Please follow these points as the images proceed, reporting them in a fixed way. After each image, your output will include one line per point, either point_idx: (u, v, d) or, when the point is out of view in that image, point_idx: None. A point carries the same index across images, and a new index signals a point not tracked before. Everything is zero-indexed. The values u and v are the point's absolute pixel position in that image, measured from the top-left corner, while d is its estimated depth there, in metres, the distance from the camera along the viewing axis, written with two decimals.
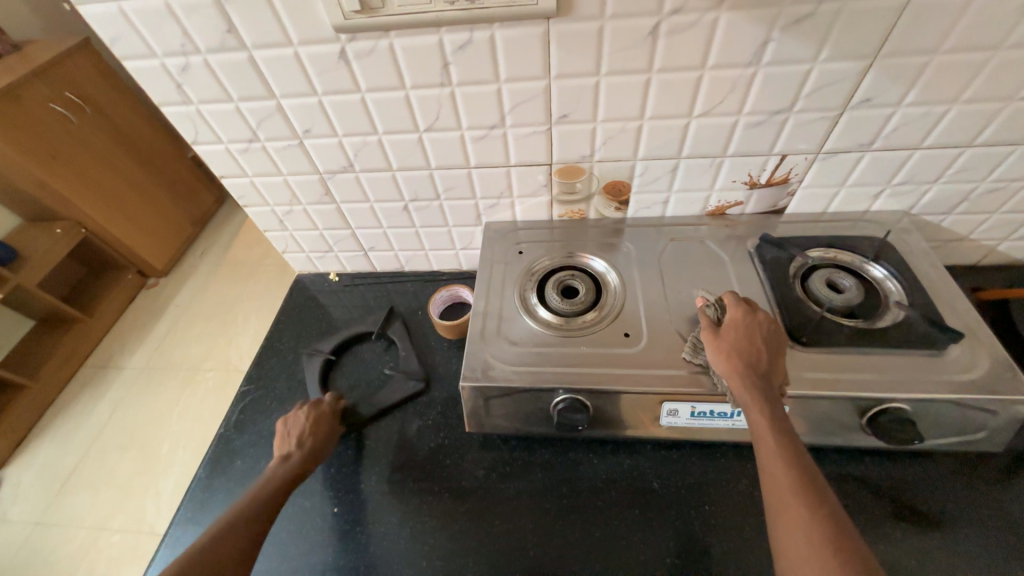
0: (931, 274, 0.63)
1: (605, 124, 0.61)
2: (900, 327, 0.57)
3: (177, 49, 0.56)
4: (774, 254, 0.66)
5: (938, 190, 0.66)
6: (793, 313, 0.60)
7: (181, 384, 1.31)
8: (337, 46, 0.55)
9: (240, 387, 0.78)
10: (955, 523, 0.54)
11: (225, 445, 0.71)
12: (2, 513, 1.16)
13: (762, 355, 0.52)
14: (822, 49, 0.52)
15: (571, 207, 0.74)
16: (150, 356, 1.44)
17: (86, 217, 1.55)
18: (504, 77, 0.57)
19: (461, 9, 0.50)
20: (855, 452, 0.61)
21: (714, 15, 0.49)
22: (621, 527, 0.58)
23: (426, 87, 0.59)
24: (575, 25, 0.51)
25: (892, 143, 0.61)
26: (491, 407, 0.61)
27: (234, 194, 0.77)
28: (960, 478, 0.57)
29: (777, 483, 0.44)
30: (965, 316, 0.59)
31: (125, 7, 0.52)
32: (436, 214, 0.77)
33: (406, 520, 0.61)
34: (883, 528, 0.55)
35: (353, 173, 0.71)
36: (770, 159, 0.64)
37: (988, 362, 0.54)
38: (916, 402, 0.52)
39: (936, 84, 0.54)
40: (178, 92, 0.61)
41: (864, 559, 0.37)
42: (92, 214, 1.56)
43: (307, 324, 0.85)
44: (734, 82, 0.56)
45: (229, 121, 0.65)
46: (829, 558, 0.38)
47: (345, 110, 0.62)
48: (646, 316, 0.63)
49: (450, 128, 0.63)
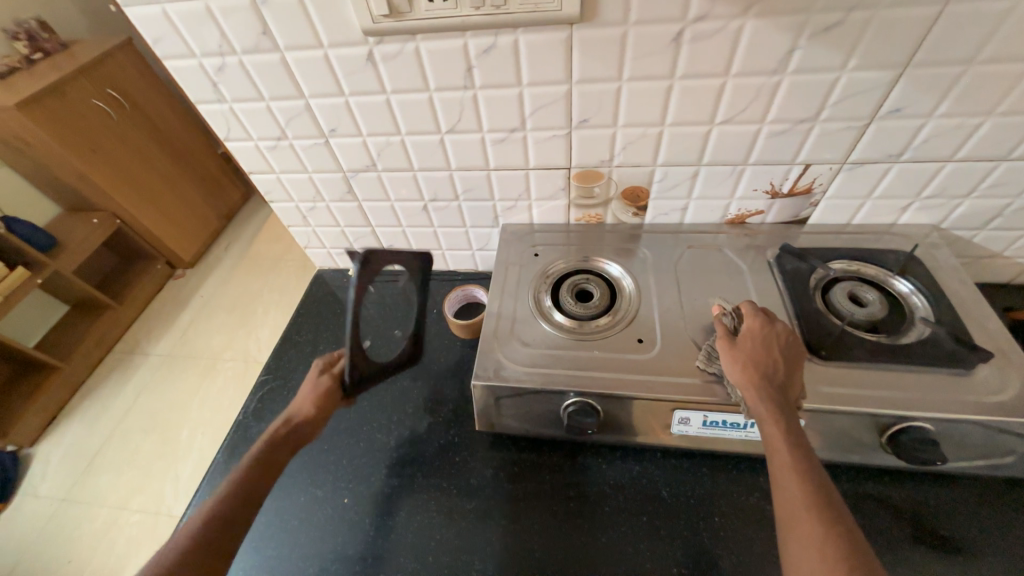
0: (960, 291, 0.61)
1: (625, 130, 0.61)
2: (925, 344, 0.56)
3: (215, 50, 0.59)
4: (795, 264, 0.65)
5: (971, 204, 0.64)
6: (812, 325, 0.59)
7: (204, 373, 1.35)
8: (365, 49, 0.56)
9: (260, 377, 0.80)
10: (978, 550, 0.52)
11: (243, 433, 0.73)
12: (34, 487, 1.22)
13: (779, 366, 0.51)
14: (850, 57, 0.51)
15: (588, 211, 0.74)
16: (175, 344, 1.49)
17: (123, 210, 1.62)
18: (526, 81, 0.57)
19: (487, 14, 0.51)
20: (873, 471, 0.59)
21: (738, 22, 0.49)
22: (628, 533, 0.58)
23: (449, 90, 0.60)
24: (598, 31, 0.52)
25: (922, 155, 0.59)
26: (502, 407, 0.61)
27: (261, 189, 0.80)
28: (985, 504, 0.55)
29: (789, 498, 0.43)
30: (995, 335, 0.57)
31: (168, 10, 0.55)
32: (454, 215, 0.78)
33: (414, 515, 0.62)
34: (901, 550, 0.53)
35: (375, 172, 0.72)
36: (793, 168, 0.63)
37: (1018, 384, 0.52)
38: (940, 422, 0.50)
39: (970, 95, 0.53)
40: (213, 91, 0.64)
41: None
42: (128, 207, 1.64)
43: (325, 318, 0.87)
44: (758, 90, 0.55)
45: (259, 119, 0.67)
46: None
47: (370, 111, 0.63)
48: (660, 323, 0.63)
49: (471, 131, 0.64)
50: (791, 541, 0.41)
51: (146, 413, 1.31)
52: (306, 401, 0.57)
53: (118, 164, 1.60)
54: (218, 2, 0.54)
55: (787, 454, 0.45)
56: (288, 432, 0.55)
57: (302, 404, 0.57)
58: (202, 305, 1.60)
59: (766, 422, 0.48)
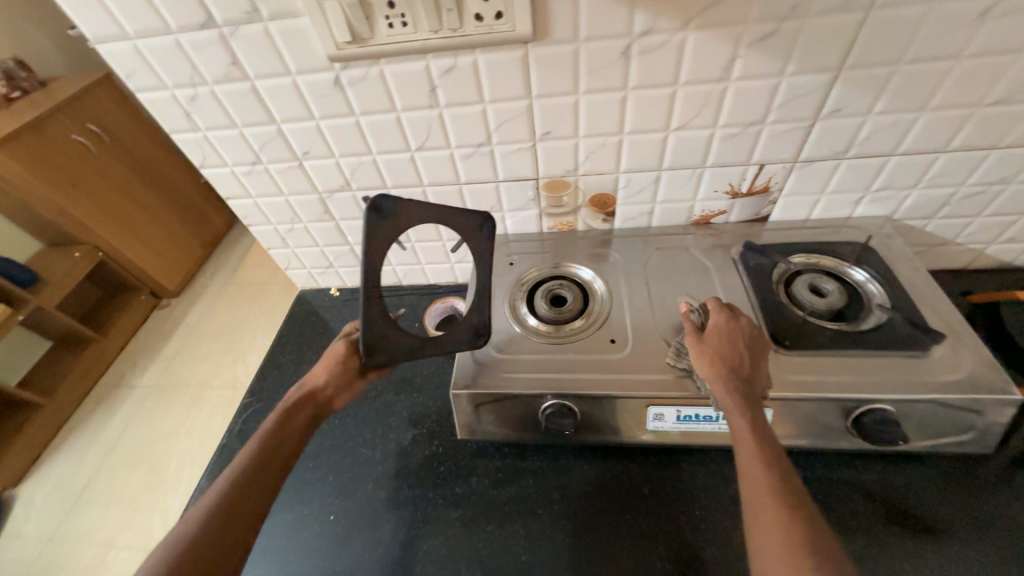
0: (913, 277, 0.64)
1: (587, 140, 0.64)
2: (883, 329, 0.58)
3: (187, 81, 0.61)
4: (757, 260, 0.68)
5: (919, 195, 0.67)
6: (776, 317, 0.61)
7: (189, 399, 1.33)
8: (331, 74, 0.59)
9: (243, 400, 0.80)
10: (948, 527, 0.54)
11: (227, 456, 0.73)
12: (17, 530, 1.19)
13: (744, 359, 0.53)
14: (788, 63, 0.54)
15: (559, 219, 0.76)
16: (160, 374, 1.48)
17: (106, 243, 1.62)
18: (488, 98, 0.60)
19: (445, 37, 0.53)
20: (845, 456, 0.61)
21: (681, 35, 0.52)
22: (611, 532, 0.58)
23: (415, 109, 0.62)
24: (551, 48, 0.55)
25: (867, 150, 0.63)
26: (482, 414, 0.62)
27: (239, 214, 0.81)
28: (952, 481, 0.57)
29: (755, 486, 0.44)
30: (947, 317, 0.59)
31: (140, 45, 0.57)
32: (430, 229, 0.80)
33: (400, 527, 0.62)
34: (875, 531, 0.55)
35: (350, 192, 0.74)
36: (749, 169, 0.66)
37: (970, 362, 0.54)
38: (900, 402, 0.52)
39: (903, 93, 0.56)
40: (187, 120, 0.66)
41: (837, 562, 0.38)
42: (112, 239, 1.63)
43: (309, 338, 0.88)
44: (706, 96, 0.58)
45: (233, 145, 0.69)
46: (803, 560, 0.38)
47: (341, 133, 0.66)
48: (632, 323, 0.65)
49: (440, 147, 0.66)
50: (756, 527, 0.42)
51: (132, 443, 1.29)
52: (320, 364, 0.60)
53: (99, 196, 1.60)
54: (187, 36, 0.56)
55: (752, 443, 0.47)
56: (305, 396, 0.58)
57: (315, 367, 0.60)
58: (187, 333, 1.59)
59: (733, 414, 0.49)
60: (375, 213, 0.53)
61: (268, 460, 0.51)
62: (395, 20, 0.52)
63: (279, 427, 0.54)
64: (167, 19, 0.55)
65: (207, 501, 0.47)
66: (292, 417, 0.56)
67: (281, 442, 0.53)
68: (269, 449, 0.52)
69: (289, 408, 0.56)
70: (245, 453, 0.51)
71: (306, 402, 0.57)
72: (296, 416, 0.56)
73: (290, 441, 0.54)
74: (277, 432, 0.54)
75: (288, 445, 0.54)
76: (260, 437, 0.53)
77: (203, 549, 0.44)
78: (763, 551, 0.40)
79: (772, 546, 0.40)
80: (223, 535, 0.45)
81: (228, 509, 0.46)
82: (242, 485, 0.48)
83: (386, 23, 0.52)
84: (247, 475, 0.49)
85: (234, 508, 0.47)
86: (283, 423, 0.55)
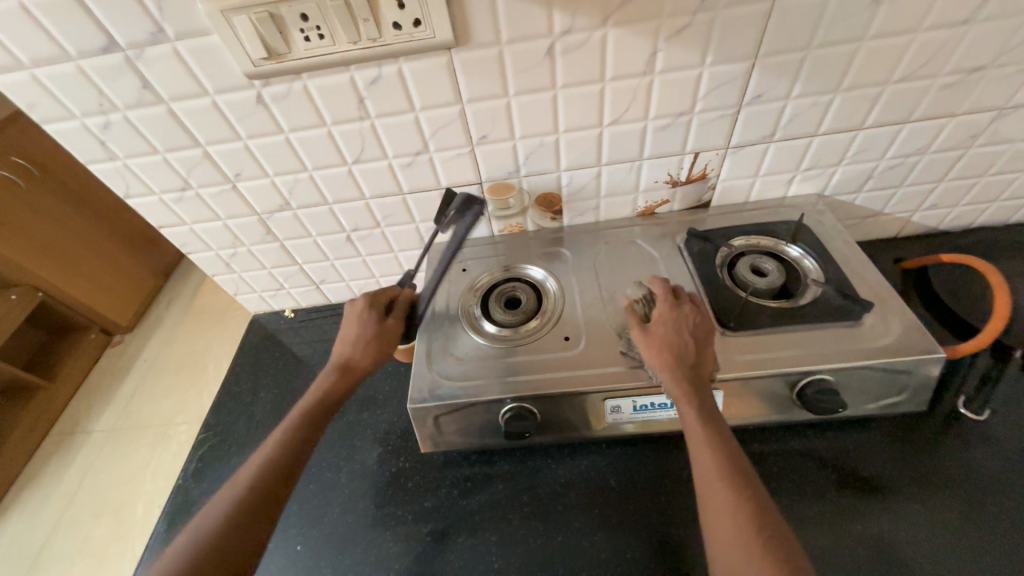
0: (844, 250, 0.68)
1: (524, 141, 0.64)
2: (819, 302, 0.61)
3: (96, 109, 0.58)
4: (701, 246, 0.70)
5: (844, 171, 0.70)
6: (720, 301, 0.63)
7: (103, 437, 1.07)
8: (253, 91, 0.57)
9: (198, 435, 0.76)
10: (893, 485, 0.57)
11: (184, 497, 0.70)
12: None
13: (689, 345, 0.54)
14: (706, 54, 0.56)
15: (509, 221, 0.76)
16: (93, 415, 1.16)
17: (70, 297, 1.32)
18: (419, 106, 0.60)
19: (365, 47, 0.52)
20: (798, 428, 0.63)
21: (601, 32, 0.54)
22: (582, 528, 0.59)
23: (346, 122, 0.61)
24: (475, 52, 0.55)
25: (792, 132, 0.65)
26: (442, 425, 0.61)
27: (175, 243, 0.77)
28: (896, 441, 0.60)
29: (707, 473, 0.45)
30: (876, 286, 0.63)
31: (38, 74, 0.54)
32: (379, 241, 0.78)
33: (370, 549, 0.61)
34: (830, 497, 0.57)
35: (291, 211, 0.72)
36: (685, 157, 0.68)
37: (899, 326, 0.57)
38: (838, 371, 0.55)
39: (815, 77, 0.59)
40: (103, 149, 0.62)
41: (783, 533, 0.40)
42: (70, 290, 1.32)
43: (265, 364, 0.85)
44: (634, 91, 0.59)
45: (159, 172, 0.66)
46: (751, 535, 0.40)
47: (272, 151, 0.64)
48: (584, 319, 0.65)
49: (378, 158, 0.65)
50: (711, 514, 0.43)
51: (66, 501, 0.97)
52: (362, 342, 0.60)
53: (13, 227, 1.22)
54: (90, 61, 0.53)
55: (702, 429, 0.47)
56: (346, 375, 0.58)
57: (358, 343, 0.60)
58: (123, 368, 1.27)
59: (682, 402, 0.50)
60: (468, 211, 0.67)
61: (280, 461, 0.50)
62: (311, 33, 0.50)
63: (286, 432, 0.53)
64: (64, 45, 0.52)
65: (218, 513, 0.46)
66: (305, 416, 0.55)
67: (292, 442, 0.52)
68: (274, 457, 0.51)
69: (305, 405, 0.56)
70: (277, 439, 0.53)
71: (345, 383, 0.58)
72: (307, 416, 0.55)
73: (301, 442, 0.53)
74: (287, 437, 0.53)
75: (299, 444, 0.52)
76: (270, 445, 0.52)
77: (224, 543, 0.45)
78: (719, 537, 0.41)
79: (726, 532, 0.41)
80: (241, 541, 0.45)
81: (240, 518, 0.46)
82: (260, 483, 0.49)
83: (302, 36, 0.51)
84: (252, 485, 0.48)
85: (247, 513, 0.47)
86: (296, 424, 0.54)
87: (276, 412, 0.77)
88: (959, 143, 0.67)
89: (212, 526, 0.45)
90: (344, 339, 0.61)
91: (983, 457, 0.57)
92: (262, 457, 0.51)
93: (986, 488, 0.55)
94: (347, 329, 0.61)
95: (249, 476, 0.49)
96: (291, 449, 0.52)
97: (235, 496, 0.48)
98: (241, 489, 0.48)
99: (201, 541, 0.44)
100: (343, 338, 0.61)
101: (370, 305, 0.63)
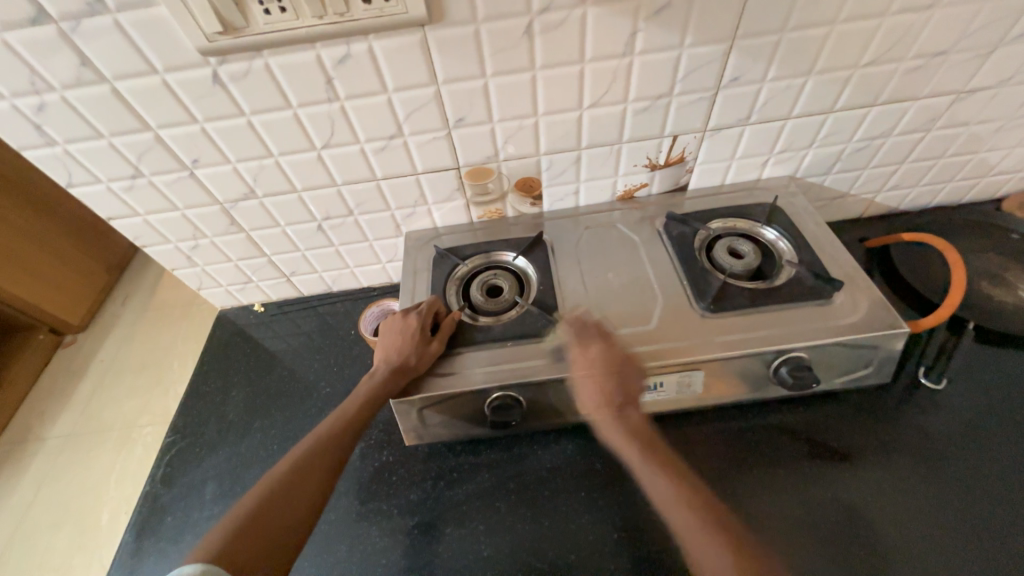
0: (815, 231, 0.70)
1: (503, 124, 0.63)
2: (792, 282, 0.63)
3: (28, 88, 0.52)
4: (679, 229, 0.70)
5: (816, 153, 0.72)
6: (700, 283, 0.64)
7: (59, 445, 1.00)
8: (207, 69, 0.53)
9: (166, 438, 0.73)
10: (859, 454, 0.60)
11: (154, 503, 0.67)
12: None
13: (617, 390, 0.55)
14: (686, 35, 0.56)
15: (487, 207, 0.74)
16: (43, 421, 1.07)
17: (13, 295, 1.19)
18: (392, 87, 0.57)
19: (332, 22, 0.49)
20: (773, 404, 0.65)
21: (580, 10, 0.52)
22: (569, 512, 0.59)
23: (313, 104, 0.57)
24: (450, 30, 0.52)
25: (766, 115, 0.66)
26: (426, 417, 0.60)
27: (128, 235, 0.72)
28: (862, 412, 0.63)
29: (689, 538, 0.47)
30: (844, 265, 0.65)
31: None
32: (352, 230, 0.74)
33: (356, 546, 0.60)
34: (803, 467, 0.59)
35: (256, 200, 0.68)
36: (663, 141, 0.68)
37: (866, 304, 0.60)
38: (812, 349, 0.57)
39: (789, 59, 0.59)
40: (38, 133, 0.56)
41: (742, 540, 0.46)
42: (14, 288, 1.19)
43: (235, 361, 0.81)
44: (614, 72, 0.58)
45: (106, 159, 0.60)
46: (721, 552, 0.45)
47: (233, 135, 0.59)
48: (567, 305, 0.65)
49: (349, 142, 0.62)
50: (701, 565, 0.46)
51: (19, 513, 0.90)
52: (413, 351, 0.58)
53: None
54: (16, 35, 0.48)
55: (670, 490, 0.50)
56: (393, 379, 0.57)
57: (412, 354, 0.58)
58: (75, 368, 1.18)
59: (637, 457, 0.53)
60: (548, 314, 0.62)
61: (292, 493, 0.48)
62: (271, 6, 0.47)
63: (301, 461, 0.51)
64: None
65: (260, 488, 0.48)
66: (344, 414, 0.55)
67: (303, 480, 0.49)
68: (298, 467, 0.50)
69: (359, 389, 0.57)
70: (336, 411, 0.56)
71: (391, 385, 0.56)
72: (324, 447, 0.52)
73: (314, 479, 0.50)
74: (301, 466, 0.50)
75: (308, 489, 0.49)
76: (332, 417, 0.56)
77: (275, 502, 0.47)
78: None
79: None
80: (265, 537, 0.45)
81: (291, 479, 0.49)
82: (320, 450, 0.52)
83: (262, 9, 0.47)
84: (257, 522, 0.46)
85: (299, 475, 0.50)
86: (311, 456, 0.51)
87: (249, 411, 0.74)
88: (921, 126, 0.69)
89: (269, 482, 0.49)
90: (400, 351, 0.58)
91: (938, 423, 0.61)
92: (281, 472, 0.50)
93: (939, 452, 0.59)
94: (403, 343, 0.59)
95: (288, 463, 0.51)
96: (316, 459, 0.51)
97: (296, 458, 0.51)
98: (302, 452, 0.52)
99: (240, 511, 0.46)
100: (397, 349, 0.58)
101: (421, 317, 0.61)
